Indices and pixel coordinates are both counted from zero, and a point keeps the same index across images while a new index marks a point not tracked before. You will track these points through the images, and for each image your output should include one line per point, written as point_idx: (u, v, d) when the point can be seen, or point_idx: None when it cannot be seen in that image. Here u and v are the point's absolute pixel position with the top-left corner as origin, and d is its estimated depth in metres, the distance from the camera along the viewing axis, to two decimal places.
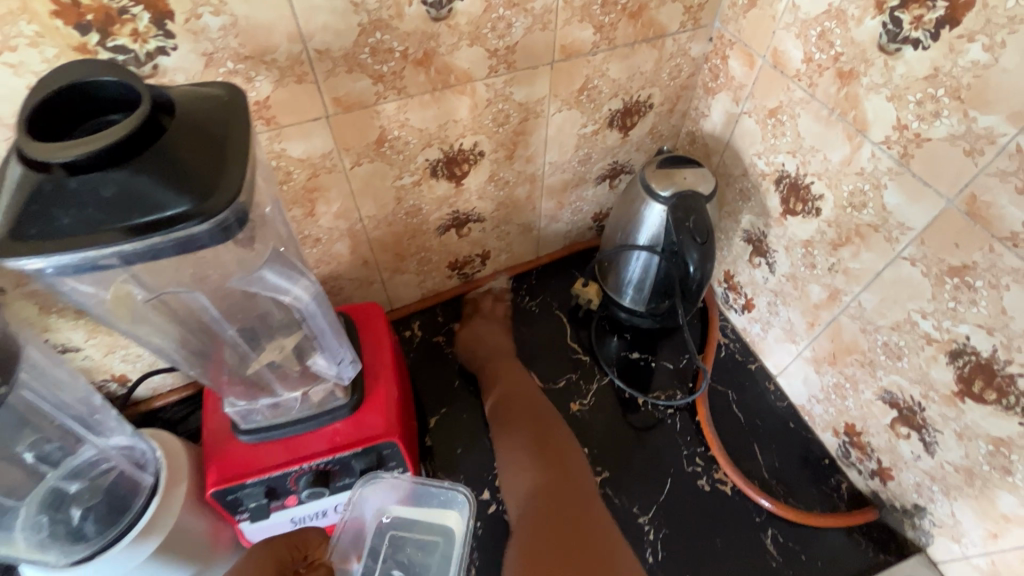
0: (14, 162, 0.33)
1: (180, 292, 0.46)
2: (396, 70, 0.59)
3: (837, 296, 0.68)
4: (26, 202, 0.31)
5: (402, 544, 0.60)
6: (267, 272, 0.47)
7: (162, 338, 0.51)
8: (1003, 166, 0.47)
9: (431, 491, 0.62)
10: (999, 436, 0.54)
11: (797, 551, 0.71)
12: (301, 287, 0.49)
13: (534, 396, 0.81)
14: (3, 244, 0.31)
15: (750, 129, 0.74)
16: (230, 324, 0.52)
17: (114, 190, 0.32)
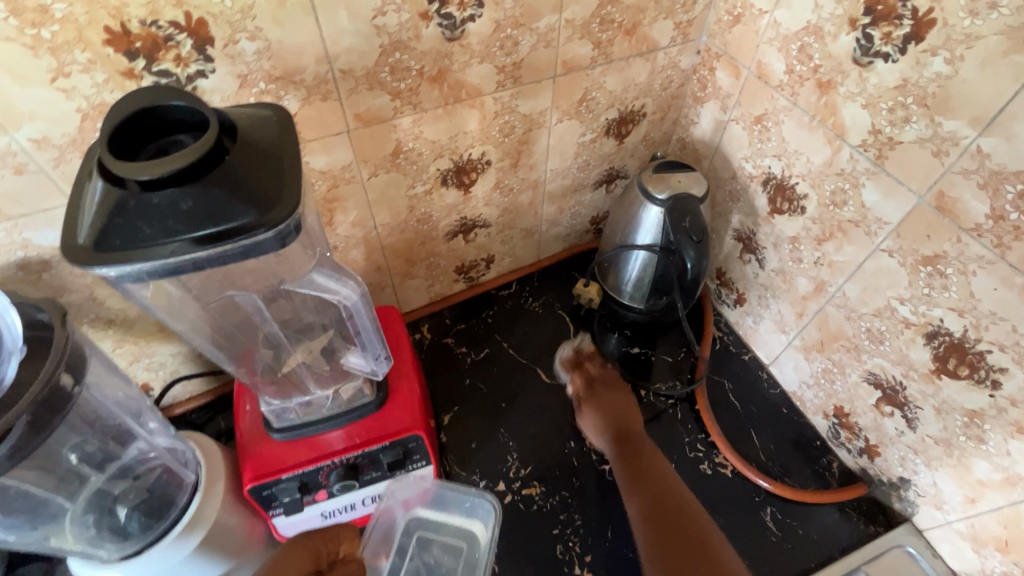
0: (95, 179, 0.36)
1: (237, 294, 0.51)
2: (412, 87, 0.63)
3: (823, 287, 0.73)
4: (113, 215, 0.35)
5: (428, 543, 0.68)
6: (316, 276, 0.49)
7: (209, 339, 0.55)
8: (966, 165, 0.53)
9: (456, 498, 0.69)
10: (973, 409, 0.59)
11: (794, 527, 0.75)
12: (348, 287, 0.50)
13: (679, 496, 0.60)
14: (89, 253, 0.35)
15: (737, 135, 0.80)
16: (273, 323, 0.56)
17: (192, 203, 0.35)
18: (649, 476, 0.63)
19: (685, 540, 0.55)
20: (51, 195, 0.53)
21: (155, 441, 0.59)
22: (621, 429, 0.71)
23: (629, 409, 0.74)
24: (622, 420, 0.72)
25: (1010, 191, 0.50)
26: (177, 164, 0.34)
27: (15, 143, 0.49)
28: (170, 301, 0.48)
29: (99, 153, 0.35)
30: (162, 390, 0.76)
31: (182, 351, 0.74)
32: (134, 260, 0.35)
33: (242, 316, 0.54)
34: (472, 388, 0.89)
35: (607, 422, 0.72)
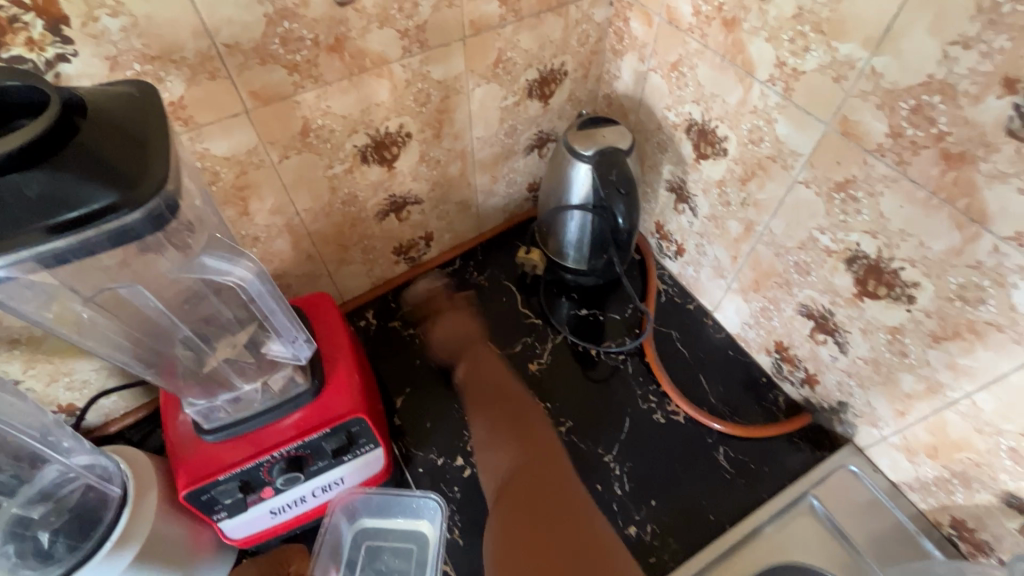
0: None
1: (121, 288, 0.47)
2: (310, 58, 0.60)
3: (751, 228, 0.75)
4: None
5: (378, 552, 0.69)
6: (205, 258, 0.47)
7: (122, 349, 0.52)
8: (864, 87, 0.53)
9: (403, 503, 0.71)
10: (893, 325, 0.61)
11: (747, 462, 0.77)
12: (242, 267, 0.48)
13: (500, 378, 0.81)
14: None
15: (657, 84, 0.79)
16: (184, 324, 0.54)
17: (41, 188, 0.32)
18: (483, 361, 0.84)
19: (499, 413, 0.75)
20: None
21: (75, 460, 0.55)
22: (464, 342, 0.87)
23: (471, 325, 0.89)
24: (460, 334, 0.88)
25: (905, 107, 0.51)
26: (13, 145, 0.31)
27: None
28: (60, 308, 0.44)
29: None
30: (88, 408, 0.71)
31: (105, 365, 0.70)
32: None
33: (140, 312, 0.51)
34: (423, 367, 0.88)
35: (447, 343, 0.88)
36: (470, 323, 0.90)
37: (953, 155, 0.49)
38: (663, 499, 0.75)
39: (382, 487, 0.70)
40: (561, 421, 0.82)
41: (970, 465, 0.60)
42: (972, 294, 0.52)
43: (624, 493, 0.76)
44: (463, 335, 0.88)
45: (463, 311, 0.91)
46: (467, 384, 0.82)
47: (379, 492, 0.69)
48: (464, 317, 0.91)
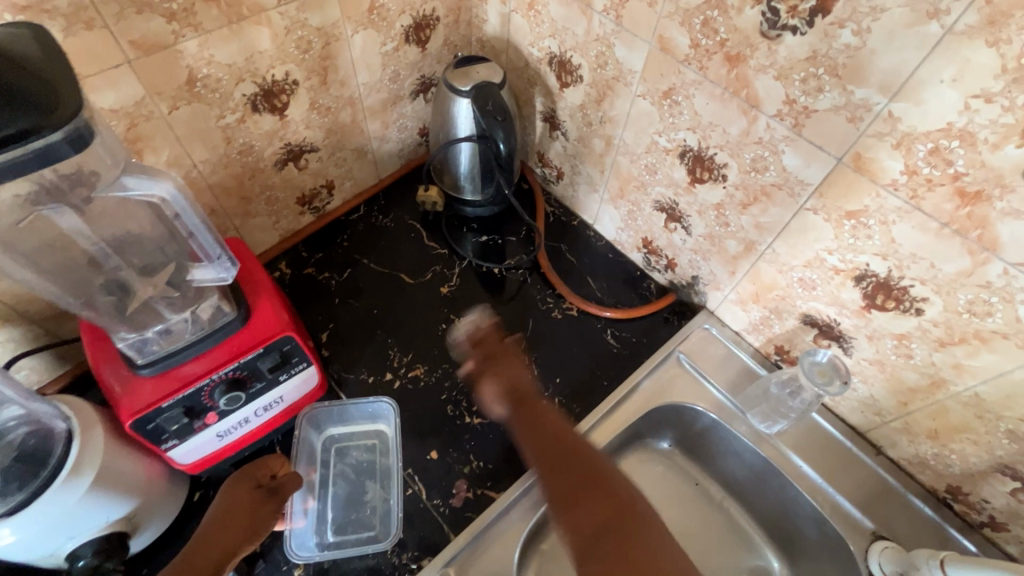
0: None
1: (52, 213, 0.55)
2: (187, 7, 0.63)
3: (611, 142, 0.89)
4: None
5: (346, 449, 0.84)
6: (124, 177, 0.51)
7: (56, 288, 0.57)
8: (669, 10, 0.67)
9: (361, 410, 0.85)
10: (716, 203, 0.79)
11: (630, 338, 0.94)
12: (158, 187, 0.52)
13: (519, 380, 0.73)
14: None
15: (520, 24, 0.90)
16: (117, 259, 0.63)
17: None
18: (512, 372, 0.74)
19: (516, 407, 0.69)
20: None
21: (30, 405, 0.59)
22: (516, 391, 0.71)
23: (517, 368, 0.74)
24: (512, 380, 0.72)
25: (697, 22, 0.65)
26: None
27: None
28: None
29: None
30: (9, 365, 0.71)
31: (16, 335, 0.71)
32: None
33: (66, 246, 0.59)
34: (344, 305, 0.95)
35: (504, 388, 0.72)
36: (521, 368, 0.75)
37: (732, 57, 0.64)
38: (565, 375, 0.90)
39: (316, 404, 0.81)
40: None
41: (779, 301, 0.80)
42: (760, 164, 0.69)
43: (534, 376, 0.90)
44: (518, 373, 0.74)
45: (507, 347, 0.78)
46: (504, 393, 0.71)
47: (330, 405, 0.82)
48: (511, 363, 0.75)
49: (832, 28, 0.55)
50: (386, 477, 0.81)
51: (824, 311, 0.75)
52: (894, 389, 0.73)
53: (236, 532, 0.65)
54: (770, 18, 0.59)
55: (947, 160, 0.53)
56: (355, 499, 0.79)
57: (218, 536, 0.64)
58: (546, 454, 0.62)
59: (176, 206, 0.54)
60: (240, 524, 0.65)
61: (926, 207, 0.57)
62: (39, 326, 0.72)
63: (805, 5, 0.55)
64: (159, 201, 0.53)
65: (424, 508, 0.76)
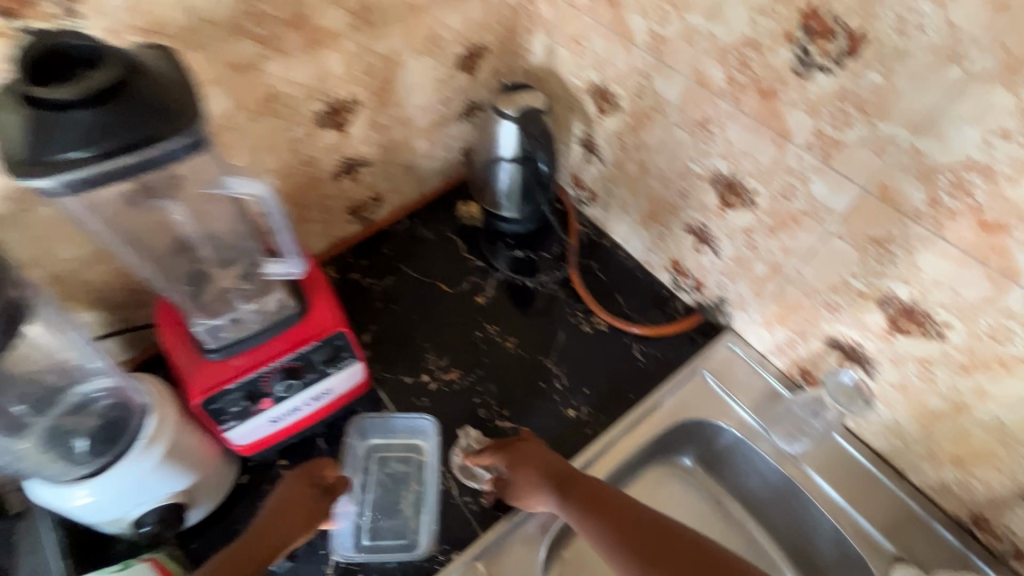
0: (19, 108, 0.44)
1: (164, 205, 0.63)
2: (274, 33, 0.71)
3: (645, 167, 0.94)
4: (27, 134, 0.43)
5: (386, 459, 0.86)
6: (228, 178, 0.58)
7: (150, 268, 0.65)
8: (706, 47, 0.73)
9: (403, 422, 0.88)
10: (745, 226, 0.83)
11: (657, 355, 0.98)
12: (252, 186, 0.58)
13: (553, 463, 0.75)
14: (31, 165, 0.43)
15: (564, 56, 0.97)
16: (207, 250, 0.70)
17: (96, 120, 0.43)
18: (543, 457, 0.76)
19: (563, 491, 0.72)
20: None
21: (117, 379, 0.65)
22: (555, 476, 0.74)
23: (545, 452, 0.77)
24: (545, 464, 0.75)
25: (733, 59, 0.71)
26: (76, 93, 0.43)
27: None
28: (92, 220, 0.57)
29: (22, 85, 0.43)
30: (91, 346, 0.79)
31: (97, 319, 0.78)
32: (51, 175, 0.43)
33: (165, 235, 0.66)
34: (386, 309, 1.01)
35: (540, 476, 0.74)
36: (546, 449, 0.78)
37: (765, 92, 0.70)
38: (593, 386, 0.94)
39: (365, 414, 0.87)
40: (508, 339, 0.98)
41: (805, 323, 0.83)
42: (789, 191, 0.74)
43: (563, 385, 0.94)
44: (547, 456, 0.76)
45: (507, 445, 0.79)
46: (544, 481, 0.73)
47: (377, 415, 0.87)
48: (536, 446, 0.78)
49: (859, 68, 0.60)
50: (422, 489, 0.83)
51: (849, 334, 0.77)
52: (917, 413, 0.75)
53: (290, 525, 0.70)
54: (801, 57, 0.64)
55: (968, 192, 0.57)
56: (390, 508, 0.82)
57: (274, 526, 0.70)
58: (616, 538, 0.65)
59: (266, 206, 0.60)
60: (293, 517, 0.71)
61: (948, 234, 0.61)
62: (116, 312, 0.79)
63: (834, 46, 0.60)
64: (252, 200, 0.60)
65: (454, 503, 0.81)
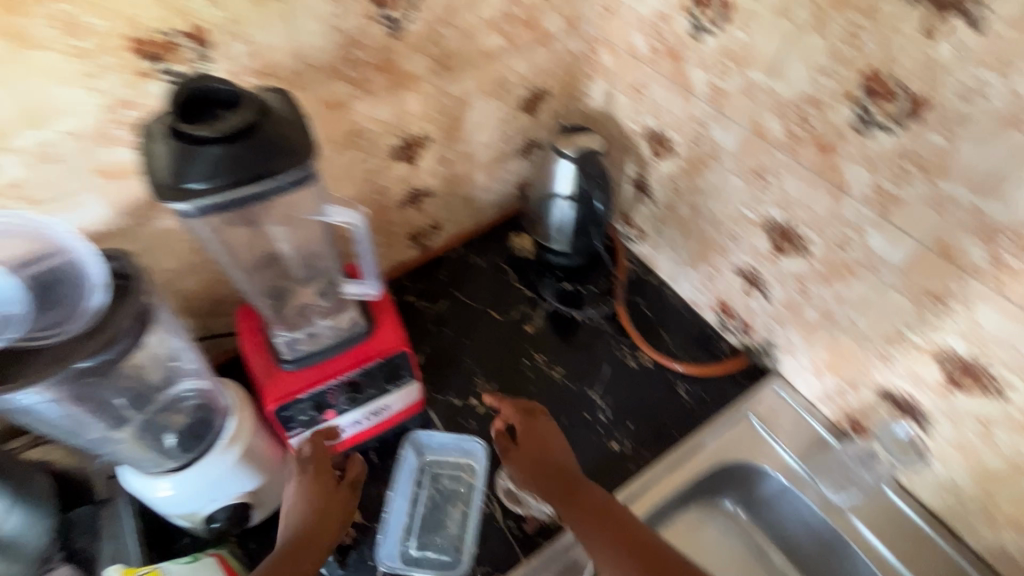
0: (167, 142, 0.51)
1: (269, 228, 0.68)
2: (365, 76, 0.79)
3: (698, 210, 0.97)
4: (170, 162, 0.50)
5: (438, 475, 0.88)
6: (326, 206, 0.64)
7: (244, 274, 0.72)
8: (767, 102, 0.76)
9: (457, 442, 0.90)
10: (798, 273, 0.84)
11: (701, 393, 0.99)
12: (347, 214, 0.64)
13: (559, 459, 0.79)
14: (173, 191, 0.50)
15: (622, 102, 1.01)
16: (293, 270, 0.75)
17: (226, 155, 0.50)
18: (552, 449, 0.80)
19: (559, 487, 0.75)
20: (76, 180, 0.64)
21: (205, 383, 0.71)
22: (557, 469, 0.77)
23: (552, 445, 0.81)
24: (550, 458, 0.79)
25: (793, 114, 0.74)
26: (215, 132, 0.50)
27: (51, 134, 0.60)
28: (208, 236, 0.64)
29: (172, 122, 0.51)
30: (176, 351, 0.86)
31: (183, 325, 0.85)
32: (186, 201, 0.50)
33: (260, 253, 0.72)
34: (438, 331, 1.06)
35: (543, 469, 0.78)
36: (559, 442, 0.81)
37: (824, 146, 0.72)
38: (637, 421, 0.95)
39: (416, 432, 0.89)
40: (555, 368, 1.01)
41: (857, 373, 0.83)
42: (845, 242, 0.75)
43: (607, 418, 0.95)
44: (555, 451, 0.80)
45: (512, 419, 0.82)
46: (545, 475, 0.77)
47: (434, 432, 0.89)
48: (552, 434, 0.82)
49: (921, 129, 0.62)
50: (469, 509, 0.85)
51: (903, 387, 0.77)
52: (974, 472, 0.74)
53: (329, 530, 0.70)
54: (862, 116, 0.67)
55: None
56: (438, 523, 0.84)
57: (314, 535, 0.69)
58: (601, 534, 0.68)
59: (357, 231, 0.66)
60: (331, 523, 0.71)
61: (1011, 294, 0.61)
62: (199, 320, 0.87)
63: (896, 108, 0.63)
64: (345, 226, 0.66)
65: (498, 527, 0.83)
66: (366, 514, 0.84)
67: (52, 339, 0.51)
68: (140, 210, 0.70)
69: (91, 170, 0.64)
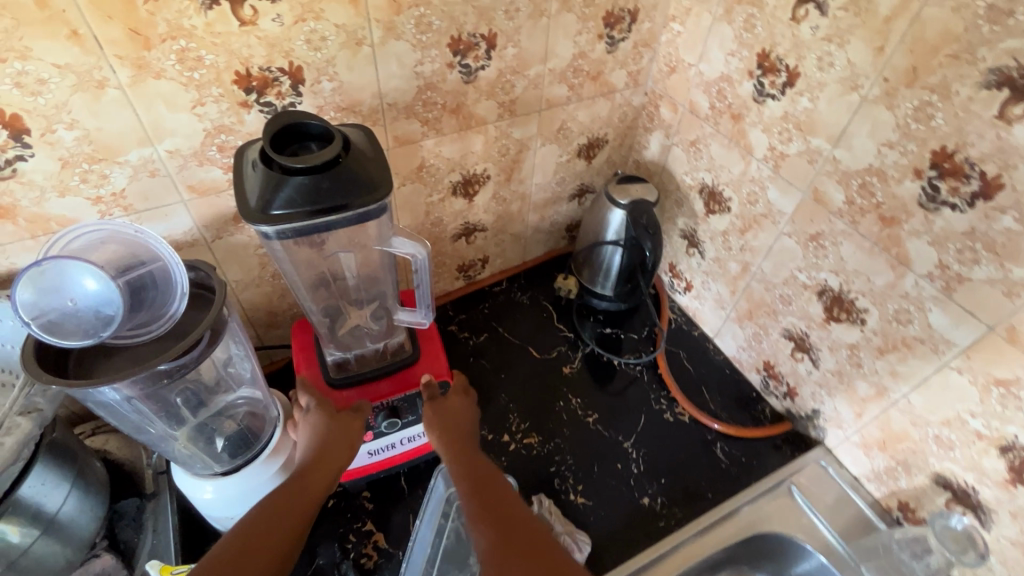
0: (259, 168, 0.56)
1: (344, 255, 0.72)
2: (437, 117, 0.84)
3: (748, 268, 0.97)
4: (260, 188, 0.54)
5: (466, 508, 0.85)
6: (395, 237, 0.67)
7: (310, 300, 0.76)
8: (828, 169, 0.77)
9: None
10: (851, 342, 0.82)
11: (739, 456, 0.96)
12: (415, 245, 0.68)
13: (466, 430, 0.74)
14: (258, 214, 0.54)
15: (679, 156, 1.03)
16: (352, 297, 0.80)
17: (310, 184, 0.54)
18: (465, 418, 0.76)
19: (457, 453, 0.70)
20: (170, 194, 0.70)
21: (256, 391, 0.74)
22: (459, 438, 0.72)
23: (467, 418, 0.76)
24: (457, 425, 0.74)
25: (855, 184, 0.74)
26: (304, 162, 0.54)
27: (156, 152, 0.66)
28: (282, 258, 0.66)
29: (266, 151, 0.55)
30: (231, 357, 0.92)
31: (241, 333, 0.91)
32: (271, 224, 0.53)
33: (326, 282, 0.76)
34: (476, 362, 1.07)
35: (446, 432, 0.72)
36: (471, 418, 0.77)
37: (887, 218, 0.71)
38: (670, 478, 0.93)
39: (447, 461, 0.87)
40: (589, 413, 1.00)
41: (909, 453, 0.79)
42: (904, 316, 0.73)
43: (639, 471, 0.93)
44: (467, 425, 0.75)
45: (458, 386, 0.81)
46: (446, 440, 0.72)
47: None
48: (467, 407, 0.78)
49: (993, 212, 0.61)
50: None
51: (961, 475, 0.73)
52: None
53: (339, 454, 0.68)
54: (930, 192, 0.66)
55: None
56: (461, 559, 0.82)
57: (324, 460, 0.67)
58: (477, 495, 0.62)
59: (420, 262, 0.69)
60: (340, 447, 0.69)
61: None
62: (254, 330, 0.92)
63: (966, 188, 0.62)
64: (409, 257, 0.69)
65: None
66: (391, 539, 0.85)
67: (139, 338, 0.56)
68: (221, 224, 0.76)
69: (183, 185, 0.70)
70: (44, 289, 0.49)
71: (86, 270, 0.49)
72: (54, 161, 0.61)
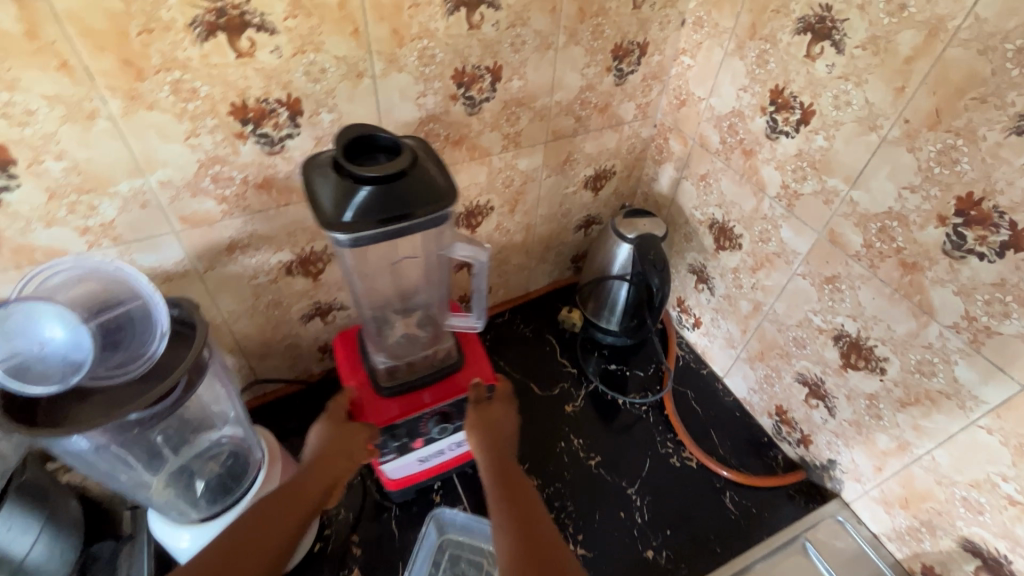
0: (329, 178, 0.54)
1: (357, 281, 0.69)
2: (439, 148, 0.82)
3: (759, 308, 0.93)
4: (333, 197, 0.52)
5: (458, 557, 0.83)
6: (456, 243, 0.67)
7: (364, 305, 0.73)
8: (845, 211, 0.73)
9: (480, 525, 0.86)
10: (870, 392, 0.77)
11: (750, 506, 0.90)
12: (476, 248, 0.68)
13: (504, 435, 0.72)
14: (332, 222, 0.51)
15: (688, 190, 1.00)
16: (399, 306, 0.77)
17: (384, 191, 0.52)
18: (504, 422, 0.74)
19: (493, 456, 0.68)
20: (161, 224, 0.68)
21: (240, 431, 0.71)
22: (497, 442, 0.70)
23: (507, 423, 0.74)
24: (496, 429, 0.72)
25: (873, 227, 0.70)
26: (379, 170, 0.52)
27: (147, 183, 0.64)
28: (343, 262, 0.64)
29: (335, 161, 0.54)
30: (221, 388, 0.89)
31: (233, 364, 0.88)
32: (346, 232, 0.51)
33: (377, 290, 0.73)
34: None
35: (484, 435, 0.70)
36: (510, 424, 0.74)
37: (908, 264, 0.68)
38: (676, 529, 0.87)
39: (440, 508, 0.86)
40: (591, 456, 0.96)
41: (934, 514, 0.74)
42: (927, 368, 0.69)
43: (644, 521, 0.88)
44: (504, 431, 0.73)
45: (504, 393, 0.78)
46: (484, 442, 0.70)
47: (459, 511, 0.86)
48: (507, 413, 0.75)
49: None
50: None
51: (991, 542, 0.68)
52: None
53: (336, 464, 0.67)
54: (955, 240, 0.62)
55: None
56: None
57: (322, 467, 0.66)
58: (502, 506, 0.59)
59: (480, 264, 0.69)
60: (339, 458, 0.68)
61: None
62: (247, 360, 0.89)
63: (995, 237, 0.59)
64: (469, 260, 0.69)
65: None
66: None
67: (116, 379, 0.54)
68: (213, 254, 0.74)
69: (175, 215, 0.68)
70: (8, 334, 0.47)
71: (56, 317, 0.48)
72: (42, 192, 0.59)
